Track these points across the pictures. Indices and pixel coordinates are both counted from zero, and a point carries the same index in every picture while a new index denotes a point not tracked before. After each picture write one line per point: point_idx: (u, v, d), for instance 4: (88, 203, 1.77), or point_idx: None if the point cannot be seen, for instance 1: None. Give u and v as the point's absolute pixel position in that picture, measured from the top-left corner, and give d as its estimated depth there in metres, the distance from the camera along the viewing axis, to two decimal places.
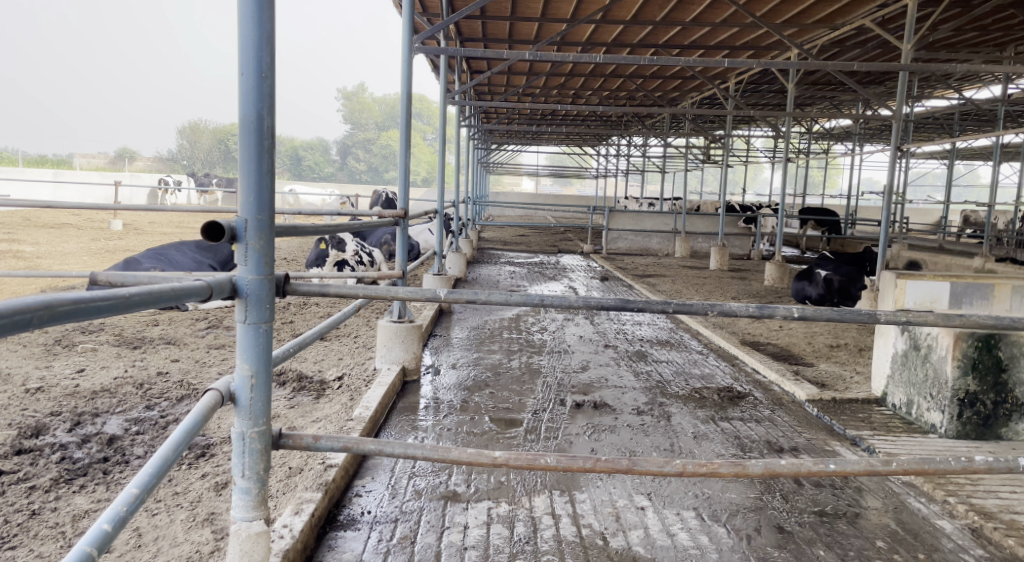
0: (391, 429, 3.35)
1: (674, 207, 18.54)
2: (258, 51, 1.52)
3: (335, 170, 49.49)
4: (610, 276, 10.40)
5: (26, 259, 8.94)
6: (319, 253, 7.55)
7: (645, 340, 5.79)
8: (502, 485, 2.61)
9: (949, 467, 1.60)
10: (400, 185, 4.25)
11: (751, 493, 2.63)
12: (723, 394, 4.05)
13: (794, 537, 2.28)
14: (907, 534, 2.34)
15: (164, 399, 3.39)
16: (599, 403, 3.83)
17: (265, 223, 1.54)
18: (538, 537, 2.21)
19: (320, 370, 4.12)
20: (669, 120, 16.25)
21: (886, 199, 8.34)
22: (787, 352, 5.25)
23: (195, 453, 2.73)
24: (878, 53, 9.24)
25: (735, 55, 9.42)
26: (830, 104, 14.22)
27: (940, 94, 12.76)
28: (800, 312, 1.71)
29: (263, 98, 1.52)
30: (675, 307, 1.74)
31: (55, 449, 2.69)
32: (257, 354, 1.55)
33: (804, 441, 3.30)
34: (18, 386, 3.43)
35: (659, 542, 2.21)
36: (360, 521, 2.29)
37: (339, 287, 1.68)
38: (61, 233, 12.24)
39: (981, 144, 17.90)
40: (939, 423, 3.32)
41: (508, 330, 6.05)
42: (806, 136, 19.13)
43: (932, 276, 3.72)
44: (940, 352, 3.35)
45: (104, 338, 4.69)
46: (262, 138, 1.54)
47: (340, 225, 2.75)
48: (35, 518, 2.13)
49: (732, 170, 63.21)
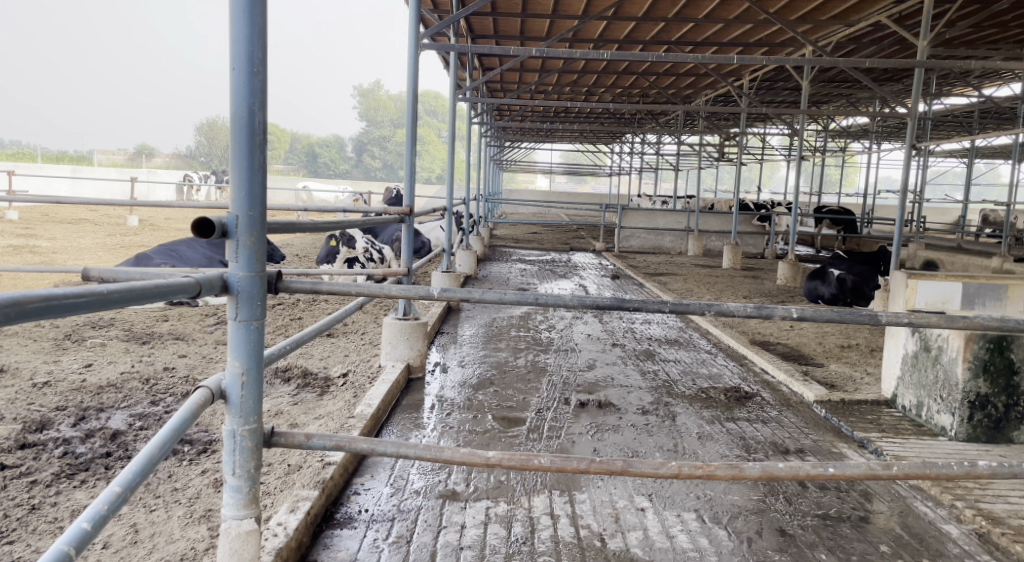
0: (393, 426, 3.34)
1: (687, 205, 18.41)
2: (249, 46, 1.51)
3: (350, 167, 49.71)
4: (622, 274, 10.34)
5: (42, 254, 9.05)
6: (330, 250, 7.60)
7: (653, 339, 5.75)
8: (501, 485, 2.59)
9: (951, 472, 1.55)
10: (406, 182, 4.22)
11: (754, 495, 2.59)
12: (730, 395, 4.00)
13: (795, 540, 2.24)
14: (912, 539, 2.29)
15: (169, 394, 3.41)
16: (603, 403, 3.80)
17: (256, 219, 1.53)
18: (535, 537, 2.20)
19: (326, 367, 4.13)
20: (683, 117, 16.11)
21: (902, 197, 8.20)
22: (797, 352, 5.19)
23: (197, 449, 2.74)
24: (895, 50, 9.11)
25: (750, 51, 9.32)
26: (847, 101, 14.04)
27: (959, 91, 12.57)
28: (800, 313, 1.67)
29: (255, 94, 1.52)
30: (672, 307, 1.71)
31: (59, 443, 2.71)
32: (248, 352, 1.54)
33: (810, 443, 3.25)
34: (25, 380, 3.46)
35: (658, 544, 2.18)
36: (357, 519, 2.28)
37: (333, 285, 1.67)
38: (76, 230, 12.39)
39: (1002, 143, 17.56)
40: (949, 426, 3.26)
41: (516, 328, 6.04)
42: (823, 134, 18.92)
43: (945, 276, 3.64)
44: (950, 354, 3.29)
45: (113, 333, 4.73)
46: (254, 134, 1.53)
47: (346, 221, 2.76)
48: (34, 513, 2.15)
49: (747, 169, 62.49)
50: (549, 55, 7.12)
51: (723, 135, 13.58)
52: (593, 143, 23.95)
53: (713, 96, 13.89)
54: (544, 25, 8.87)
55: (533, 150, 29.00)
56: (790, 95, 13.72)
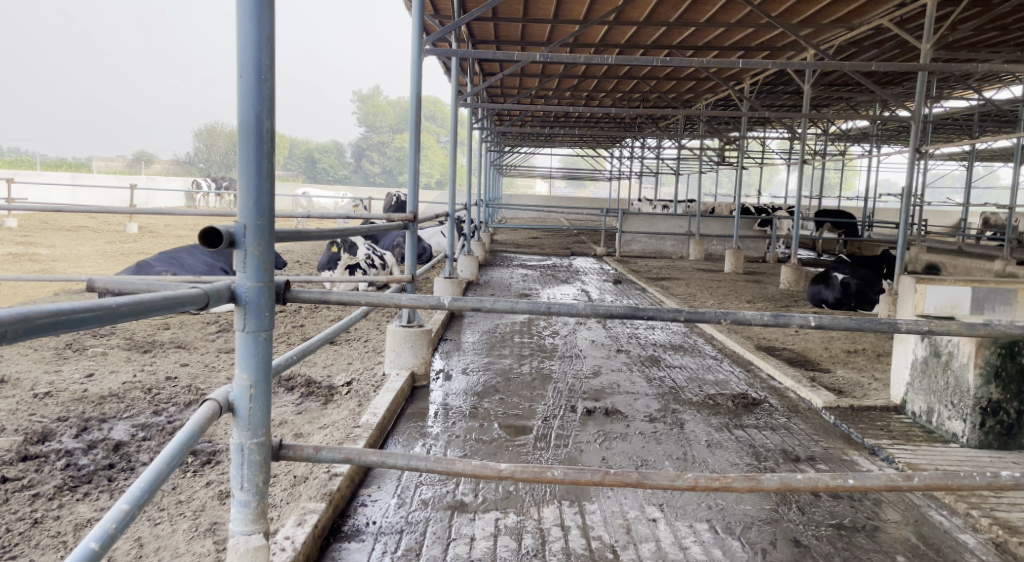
0: (398, 435, 3.30)
1: (688, 210, 18.37)
2: (257, 53, 1.49)
3: (349, 173, 49.72)
4: (623, 279, 10.32)
5: (42, 261, 9.01)
6: (332, 257, 7.56)
7: (658, 344, 5.71)
8: (511, 496, 2.56)
9: (973, 483, 1.52)
10: (410, 189, 4.18)
11: (766, 504, 2.56)
12: (738, 401, 3.97)
13: (811, 552, 2.20)
14: (929, 549, 2.25)
15: (172, 404, 3.37)
16: (610, 410, 3.76)
17: (264, 228, 1.50)
18: (546, 550, 2.16)
19: (329, 376, 4.09)
20: (683, 122, 16.12)
21: (906, 201, 8.16)
22: (803, 357, 5.16)
23: (200, 460, 2.70)
24: (897, 53, 9.10)
25: (751, 55, 9.36)
26: (847, 106, 14.06)
27: (959, 95, 12.59)
28: (818, 321, 1.63)
29: (263, 101, 1.50)
30: (687, 315, 1.68)
31: (61, 455, 2.68)
32: (256, 363, 1.51)
33: (820, 450, 3.21)
34: (27, 390, 3.43)
35: (671, 556, 2.15)
36: (365, 531, 2.25)
37: (341, 294, 1.64)
38: (76, 237, 12.38)
39: (1002, 146, 17.54)
40: (961, 432, 3.23)
41: (520, 334, 6.01)
42: (823, 138, 18.96)
43: (954, 281, 3.61)
44: (961, 359, 3.26)
45: (115, 342, 4.70)
46: (262, 141, 1.51)
47: (351, 229, 2.73)
48: (37, 527, 2.11)
49: (748, 173, 62.52)
50: (551, 60, 7.12)
51: (723, 139, 13.55)
52: (593, 148, 23.97)
53: (713, 101, 13.89)
54: (546, 30, 8.88)
55: (532, 155, 29.02)
56: (791, 99, 13.72)
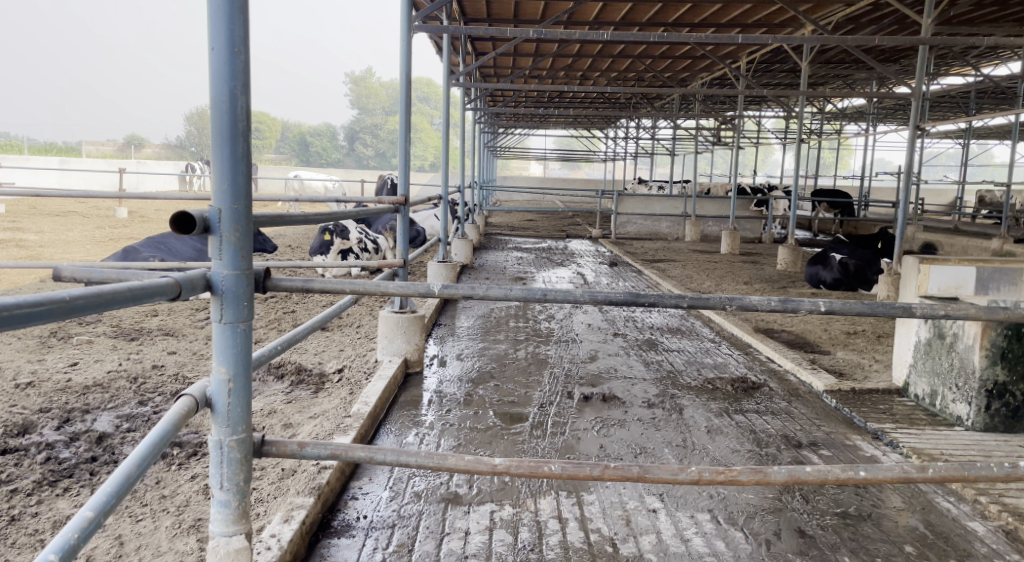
0: (391, 424, 3.23)
1: (683, 190, 18.21)
2: (229, 23, 1.37)
3: (342, 156, 49.10)
4: (619, 260, 10.25)
5: (27, 248, 8.81)
6: (321, 243, 7.30)
7: (655, 328, 5.63)
8: (506, 487, 2.49)
9: (991, 474, 1.41)
10: (400, 171, 4.01)
11: (768, 493, 2.49)
12: (737, 385, 3.90)
13: (816, 542, 2.14)
14: (937, 537, 2.20)
15: (158, 394, 3.28)
16: (607, 396, 3.69)
17: (241, 212, 1.40)
18: (543, 544, 2.08)
19: (320, 363, 4.01)
20: (679, 101, 15.83)
21: (907, 179, 8.01)
22: (803, 340, 5.10)
23: (186, 453, 2.62)
24: (896, 28, 8.92)
25: (749, 31, 9.20)
26: (845, 83, 13.88)
27: (957, 71, 12.41)
28: (828, 305, 1.54)
29: (237, 75, 1.38)
30: (690, 301, 1.58)
31: (41, 449, 2.59)
32: (235, 356, 1.41)
33: (823, 435, 3.14)
34: (7, 381, 3.33)
35: (672, 549, 2.07)
36: (356, 526, 2.18)
37: (325, 282, 1.53)
38: (65, 222, 12.20)
39: (998, 123, 17.34)
40: (965, 415, 3.18)
41: (515, 318, 5.91)
42: (819, 117, 18.73)
43: (958, 260, 3.54)
44: (966, 342, 3.20)
45: (101, 330, 4.59)
46: (236, 119, 1.39)
47: (342, 214, 2.62)
48: (14, 524, 2.02)
49: (743, 152, 62.23)
50: (545, 34, 6.94)
51: (720, 118, 13.32)
52: (587, 129, 23.71)
53: (710, 79, 13.70)
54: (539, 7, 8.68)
55: (528, 136, 28.78)
56: (787, 78, 13.53)
